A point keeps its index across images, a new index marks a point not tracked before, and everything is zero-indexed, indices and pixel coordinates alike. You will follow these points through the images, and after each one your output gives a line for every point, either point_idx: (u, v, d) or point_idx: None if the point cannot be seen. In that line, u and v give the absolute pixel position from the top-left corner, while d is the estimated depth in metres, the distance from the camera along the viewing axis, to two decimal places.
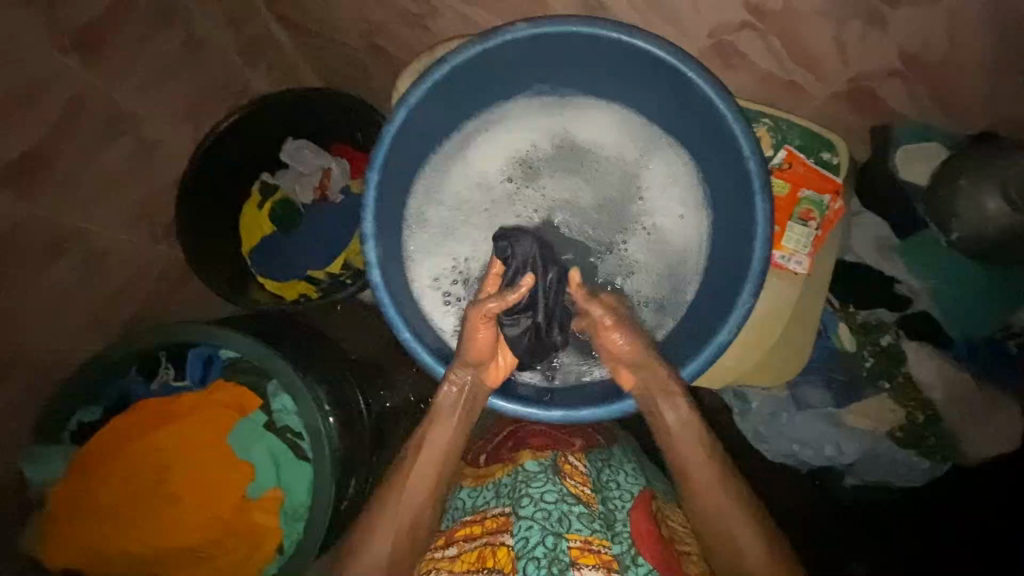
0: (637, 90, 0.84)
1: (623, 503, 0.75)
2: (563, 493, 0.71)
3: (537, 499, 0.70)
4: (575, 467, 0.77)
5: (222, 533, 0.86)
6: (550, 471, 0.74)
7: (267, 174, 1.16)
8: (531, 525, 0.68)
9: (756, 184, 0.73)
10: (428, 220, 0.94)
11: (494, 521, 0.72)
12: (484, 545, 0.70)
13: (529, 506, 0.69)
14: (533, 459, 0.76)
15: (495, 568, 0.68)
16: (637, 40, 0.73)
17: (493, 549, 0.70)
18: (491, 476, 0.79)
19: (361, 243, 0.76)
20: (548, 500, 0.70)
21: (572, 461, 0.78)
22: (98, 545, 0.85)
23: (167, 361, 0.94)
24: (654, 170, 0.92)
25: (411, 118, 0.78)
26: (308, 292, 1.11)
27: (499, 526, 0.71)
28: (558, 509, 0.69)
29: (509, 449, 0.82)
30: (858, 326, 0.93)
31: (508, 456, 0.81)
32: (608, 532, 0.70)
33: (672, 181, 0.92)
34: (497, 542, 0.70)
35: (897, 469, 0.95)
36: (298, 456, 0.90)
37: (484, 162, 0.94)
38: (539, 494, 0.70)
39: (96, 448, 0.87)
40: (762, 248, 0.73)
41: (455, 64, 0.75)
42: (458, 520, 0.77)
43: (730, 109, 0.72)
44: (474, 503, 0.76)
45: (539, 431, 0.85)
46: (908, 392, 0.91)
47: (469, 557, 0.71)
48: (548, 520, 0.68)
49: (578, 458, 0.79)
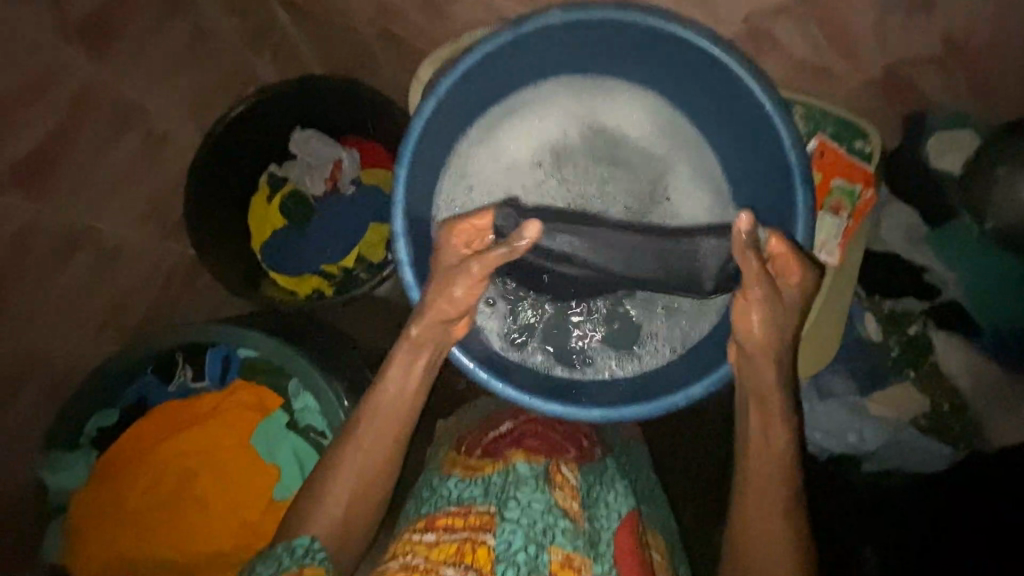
0: (673, 77, 0.81)
1: (609, 523, 0.70)
2: (551, 503, 0.67)
3: (524, 504, 0.66)
4: (565, 479, 0.72)
5: (251, 537, 0.84)
6: (540, 478, 0.70)
7: (276, 166, 1.13)
8: (514, 529, 0.64)
9: (795, 177, 0.71)
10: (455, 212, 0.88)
11: (477, 518, 0.67)
12: (462, 541, 0.65)
13: (515, 509, 0.65)
14: (525, 461, 0.72)
15: (471, 566, 0.63)
16: (674, 27, 0.70)
17: (472, 546, 0.64)
18: (482, 471, 0.73)
19: (391, 241, 0.71)
20: (535, 508, 0.66)
21: (563, 471, 0.73)
22: (126, 553, 0.82)
23: (184, 362, 0.91)
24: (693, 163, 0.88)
25: (440, 109, 0.74)
26: (322, 287, 1.09)
27: (481, 525, 0.66)
28: (544, 520, 0.65)
29: (507, 445, 0.77)
30: (885, 315, 0.92)
31: (500, 454, 0.76)
32: (591, 550, 0.65)
33: (710, 176, 0.87)
34: (478, 540, 0.65)
35: (917, 457, 0.92)
36: (322, 455, 0.88)
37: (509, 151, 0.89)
38: (527, 500, 0.66)
39: (121, 451, 0.86)
40: (804, 243, 0.70)
41: (484, 51, 0.71)
42: (440, 508, 0.70)
43: (769, 100, 0.70)
44: (460, 496, 0.71)
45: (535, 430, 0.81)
46: (933, 380, 0.91)
47: (446, 549, 0.65)
48: (533, 528, 0.64)
49: (568, 470, 0.74)
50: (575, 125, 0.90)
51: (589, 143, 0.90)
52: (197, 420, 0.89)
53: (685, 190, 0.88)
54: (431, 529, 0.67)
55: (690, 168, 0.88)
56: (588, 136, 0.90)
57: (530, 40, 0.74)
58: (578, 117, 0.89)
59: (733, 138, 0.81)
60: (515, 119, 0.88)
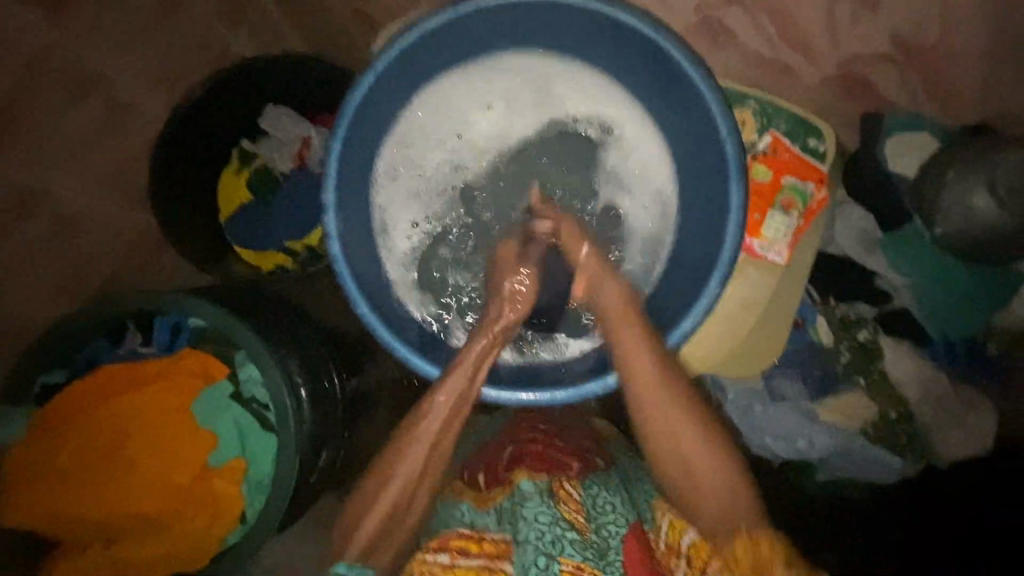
0: (618, 61, 0.84)
1: (618, 528, 0.72)
2: (557, 517, 0.71)
3: (531, 519, 0.70)
4: (570, 492, 0.75)
5: (181, 501, 0.87)
6: (546, 495, 0.73)
7: (246, 141, 1.09)
8: (526, 548, 0.68)
9: (731, 168, 0.74)
10: (402, 173, 0.93)
11: (493, 545, 0.70)
12: (481, 566, 0.68)
13: (525, 529, 0.70)
14: (528, 479, 0.76)
15: None
16: (615, 9, 0.73)
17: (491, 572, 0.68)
18: (491, 500, 0.76)
19: (322, 215, 0.77)
20: (543, 521, 0.70)
21: (568, 487, 0.76)
22: (57, 505, 0.85)
23: (135, 326, 0.94)
24: (633, 146, 0.92)
25: (380, 82, 0.78)
26: (284, 263, 1.06)
27: (499, 552, 0.69)
28: (552, 532, 0.69)
29: (505, 467, 0.80)
30: (837, 320, 0.90)
31: (504, 478, 0.78)
32: (600, 561, 0.69)
33: (651, 162, 0.92)
34: (498, 567, 0.68)
35: (871, 467, 0.89)
36: (264, 426, 0.90)
37: (459, 124, 0.94)
38: (533, 515, 0.71)
39: (58, 409, 0.87)
40: (735, 234, 0.74)
41: (427, 29, 0.75)
42: (454, 528, 0.73)
43: (709, 89, 0.72)
44: (473, 519, 0.73)
45: (533, 447, 0.82)
46: (882, 388, 0.88)
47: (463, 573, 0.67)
48: (542, 540, 0.69)
49: (572, 485, 0.77)
50: (520, 100, 0.93)
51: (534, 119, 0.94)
52: (134, 385, 0.89)
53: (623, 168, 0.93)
54: (444, 549, 0.69)
55: (632, 149, 0.92)
56: (533, 111, 0.94)
57: (475, 17, 0.77)
58: (523, 92, 0.93)
59: (681, 130, 0.84)
60: (461, 88, 0.92)
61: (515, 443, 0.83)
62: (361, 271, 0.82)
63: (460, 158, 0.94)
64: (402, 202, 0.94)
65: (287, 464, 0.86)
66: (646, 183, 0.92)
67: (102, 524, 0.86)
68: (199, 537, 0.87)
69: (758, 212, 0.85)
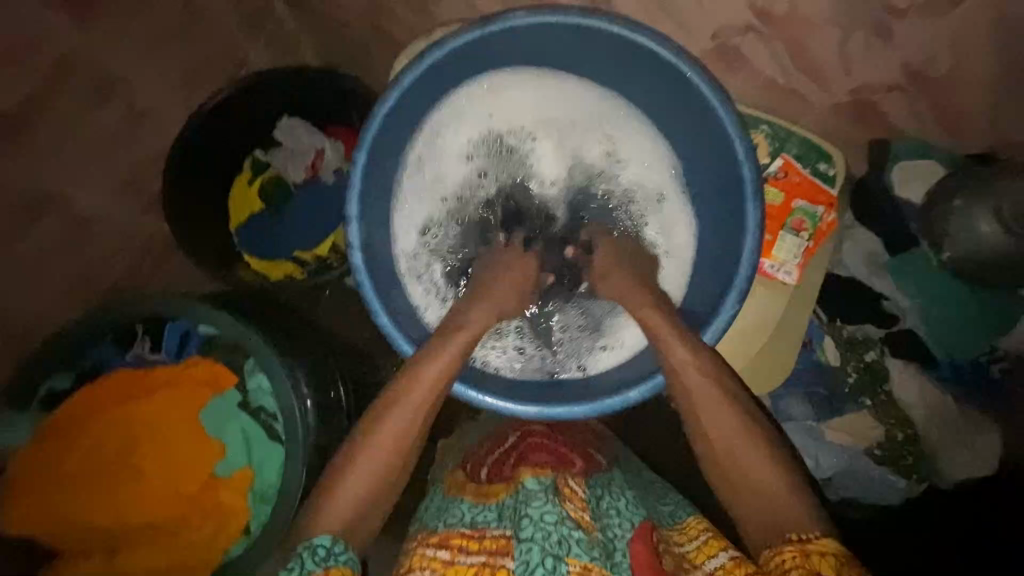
0: (638, 85, 0.87)
1: (623, 531, 0.71)
2: (563, 515, 0.68)
3: (536, 519, 0.67)
4: (574, 492, 0.73)
5: (187, 511, 0.86)
6: (551, 491, 0.71)
7: (259, 151, 1.09)
8: (530, 547, 0.65)
9: (748, 190, 0.76)
10: (419, 178, 0.95)
11: (493, 541, 0.69)
12: (483, 563, 0.68)
13: (529, 527, 0.67)
14: (533, 476, 0.73)
15: None
16: (636, 34, 0.75)
17: (492, 570, 0.67)
18: (494, 496, 0.75)
19: (344, 224, 0.79)
20: (548, 520, 0.67)
21: (572, 485, 0.74)
22: (63, 518, 0.84)
23: (143, 333, 0.91)
24: (653, 181, 0.94)
25: (404, 97, 0.80)
26: (295, 273, 1.05)
27: (499, 548, 0.68)
28: (558, 532, 0.67)
29: (512, 465, 0.78)
30: (844, 341, 0.92)
31: (508, 475, 0.77)
32: (607, 561, 0.67)
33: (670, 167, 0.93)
34: (497, 564, 0.67)
35: (873, 488, 0.91)
36: (271, 438, 0.88)
37: (481, 125, 0.95)
38: (539, 515, 0.68)
39: (64, 417, 0.86)
40: (750, 255, 0.76)
41: (452, 46, 0.77)
42: (452, 527, 0.72)
43: (727, 113, 0.75)
44: (474, 519, 0.72)
45: (539, 444, 0.82)
46: (888, 410, 0.90)
47: (464, 571, 0.67)
48: (548, 541, 0.66)
49: (577, 483, 0.75)
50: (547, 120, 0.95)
51: (552, 123, 0.95)
52: (143, 393, 0.88)
53: (643, 182, 0.94)
54: (444, 546, 0.69)
55: (647, 177, 0.94)
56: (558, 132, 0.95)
57: (498, 36, 0.79)
58: (558, 125, 0.95)
59: (697, 147, 0.86)
60: (492, 107, 0.94)
61: (518, 431, 0.85)
62: (378, 277, 0.84)
63: (486, 159, 0.96)
64: (417, 195, 0.95)
65: (297, 477, 0.85)
66: (662, 190, 0.94)
67: (104, 535, 0.85)
68: (204, 550, 0.85)
69: (770, 234, 0.88)
